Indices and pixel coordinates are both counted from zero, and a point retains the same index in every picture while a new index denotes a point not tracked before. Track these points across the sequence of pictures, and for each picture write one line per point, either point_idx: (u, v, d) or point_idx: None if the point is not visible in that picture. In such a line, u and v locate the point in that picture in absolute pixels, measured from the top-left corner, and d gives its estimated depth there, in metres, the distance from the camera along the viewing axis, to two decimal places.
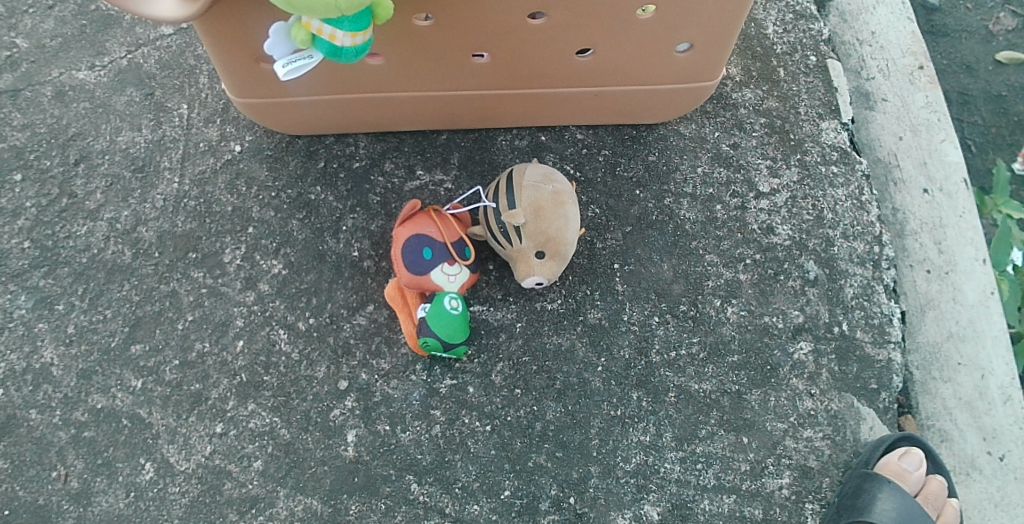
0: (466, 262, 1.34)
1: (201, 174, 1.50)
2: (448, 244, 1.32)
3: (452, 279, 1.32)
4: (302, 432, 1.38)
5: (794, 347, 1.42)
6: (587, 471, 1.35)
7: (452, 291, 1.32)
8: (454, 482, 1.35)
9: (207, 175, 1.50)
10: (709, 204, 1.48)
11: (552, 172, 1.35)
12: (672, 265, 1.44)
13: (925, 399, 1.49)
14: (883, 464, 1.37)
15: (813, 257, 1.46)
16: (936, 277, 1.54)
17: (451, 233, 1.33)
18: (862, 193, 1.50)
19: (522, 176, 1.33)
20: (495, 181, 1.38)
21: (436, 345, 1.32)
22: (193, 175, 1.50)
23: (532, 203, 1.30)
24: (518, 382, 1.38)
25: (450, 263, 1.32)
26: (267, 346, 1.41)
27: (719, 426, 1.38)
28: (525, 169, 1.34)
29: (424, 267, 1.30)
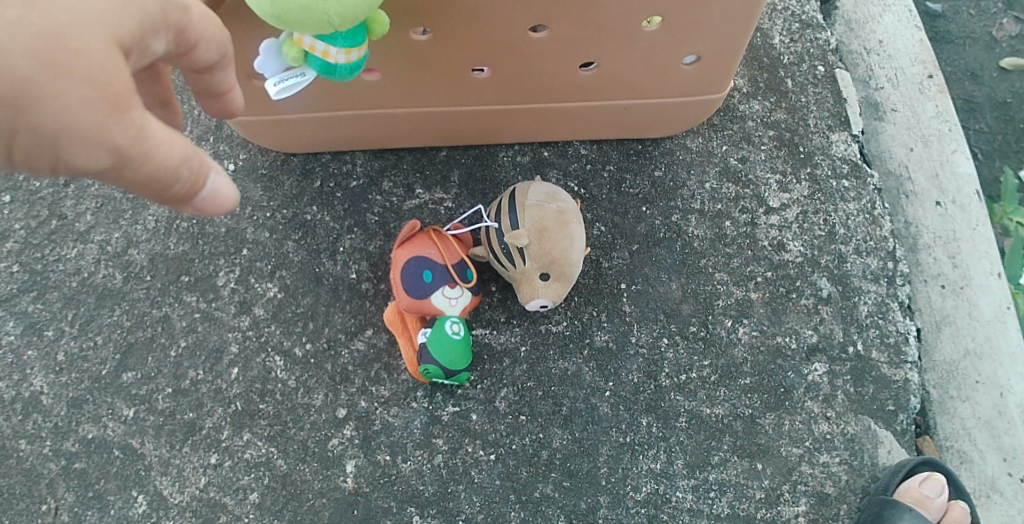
0: (468, 285, 1.29)
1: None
2: (449, 265, 1.27)
3: (453, 302, 1.27)
4: (299, 463, 1.33)
5: (807, 369, 1.38)
6: (596, 501, 1.31)
7: (454, 315, 1.27)
8: (457, 514, 1.30)
9: None
10: (718, 220, 1.42)
11: (556, 191, 1.31)
12: (681, 284, 1.39)
13: (943, 419, 1.45)
14: (903, 490, 1.33)
15: (825, 274, 1.41)
16: (951, 292, 1.50)
17: (454, 254, 1.28)
18: (874, 207, 1.45)
19: (525, 196, 1.28)
20: (496, 203, 1.34)
21: (437, 372, 1.27)
22: None
23: (536, 223, 1.26)
24: (523, 408, 1.33)
25: (451, 285, 1.27)
26: (263, 373, 1.36)
27: (731, 452, 1.34)
28: (528, 189, 1.30)
29: (424, 291, 1.25)
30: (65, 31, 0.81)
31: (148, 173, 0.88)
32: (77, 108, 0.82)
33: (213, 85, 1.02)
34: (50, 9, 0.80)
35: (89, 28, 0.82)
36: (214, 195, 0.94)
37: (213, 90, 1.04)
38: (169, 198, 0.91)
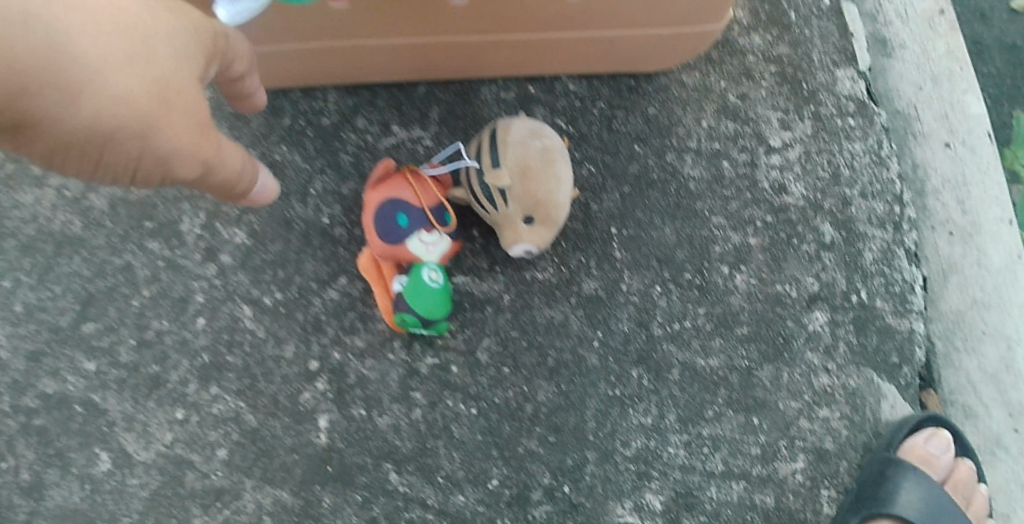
0: (447, 229, 1.19)
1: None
2: (425, 209, 1.17)
3: (431, 248, 1.17)
4: (270, 418, 1.25)
5: (808, 318, 1.30)
6: (583, 457, 1.25)
7: (432, 262, 1.18)
8: (437, 471, 1.24)
9: None
10: (715, 160, 1.34)
11: (541, 127, 1.21)
12: (675, 229, 1.31)
13: (947, 372, 1.38)
14: (908, 447, 1.27)
15: (828, 218, 1.33)
16: (960, 240, 1.41)
17: (432, 197, 1.18)
18: (881, 148, 1.36)
19: (507, 132, 1.19)
20: (477, 139, 1.23)
21: (415, 323, 1.19)
22: None
23: (519, 162, 1.17)
24: (506, 360, 1.26)
25: (428, 230, 1.17)
26: (231, 323, 1.28)
27: (726, 406, 1.27)
28: (510, 124, 1.20)
29: (398, 236, 1.16)
30: (172, 74, 0.93)
31: (226, 179, 1.03)
32: (182, 137, 0.95)
33: (240, 91, 1.14)
34: (154, 58, 0.91)
35: (189, 66, 0.95)
36: (265, 189, 1.12)
37: (239, 95, 1.15)
38: (232, 195, 1.07)
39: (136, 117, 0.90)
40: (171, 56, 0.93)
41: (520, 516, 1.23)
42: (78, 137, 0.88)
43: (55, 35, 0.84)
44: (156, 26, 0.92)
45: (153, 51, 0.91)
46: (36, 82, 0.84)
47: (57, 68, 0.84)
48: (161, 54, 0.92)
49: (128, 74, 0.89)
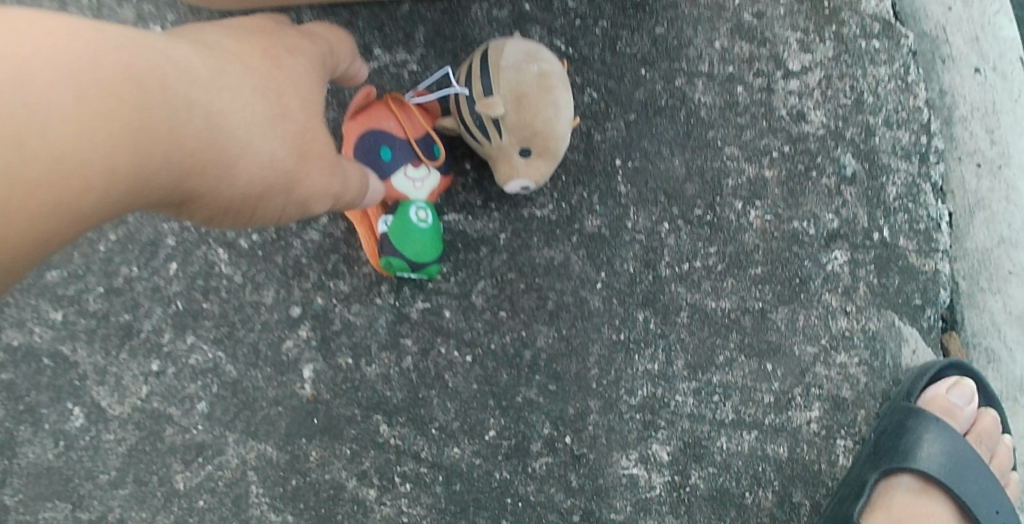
0: (436, 163, 1.10)
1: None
2: (411, 142, 1.08)
3: (418, 185, 1.09)
4: (251, 369, 1.17)
5: (827, 258, 1.21)
6: (585, 406, 1.17)
7: (420, 200, 1.09)
8: (430, 422, 1.16)
9: None
10: (728, 86, 1.23)
11: (538, 49, 1.09)
12: (685, 161, 1.21)
13: (971, 313, 1.29)
14: (929, 397, 1.19)
15: (850, 149, 1.23)
16: (988, 172, 1.31)
17: (418, 129, 1.08)
18: (908, 74, 1.25)
19: (500, 55, 1.07)
20: (467, 63, 1.12)
21: (402, 266, 1.11)
22: None
23: (512, 89, 1.05)
24: (503, 304, 1.18)
25: (415, 165, 1.08)
26: (205, 268, 1.18)
27: (738, 351, 1.19)
28: (503, 46, 1.09)
29: (381, 171, 1.07)
30: (283, 112, 0.86)
31: (353, 201, 0.99)
32: (318, 173, 0.91)
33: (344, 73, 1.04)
34: (275, 101, 0.85)
35: (294, 95, 0.88)
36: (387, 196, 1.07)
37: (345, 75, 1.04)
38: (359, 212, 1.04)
39: (286, 169, 0.86)
40: (272, 89, 0.86)
41: (520, 469, 1.16)
42: (251, 204, 0.86)
43: (191, 101, 0.77)
44: (247, 62, 0.85)
45: (258, 92, 0.84)
46: (219, 160, 0.80)
47: (223, 138, 0.80)
48: (263, 91, 0.84)
49: (254, 124, 0.82)
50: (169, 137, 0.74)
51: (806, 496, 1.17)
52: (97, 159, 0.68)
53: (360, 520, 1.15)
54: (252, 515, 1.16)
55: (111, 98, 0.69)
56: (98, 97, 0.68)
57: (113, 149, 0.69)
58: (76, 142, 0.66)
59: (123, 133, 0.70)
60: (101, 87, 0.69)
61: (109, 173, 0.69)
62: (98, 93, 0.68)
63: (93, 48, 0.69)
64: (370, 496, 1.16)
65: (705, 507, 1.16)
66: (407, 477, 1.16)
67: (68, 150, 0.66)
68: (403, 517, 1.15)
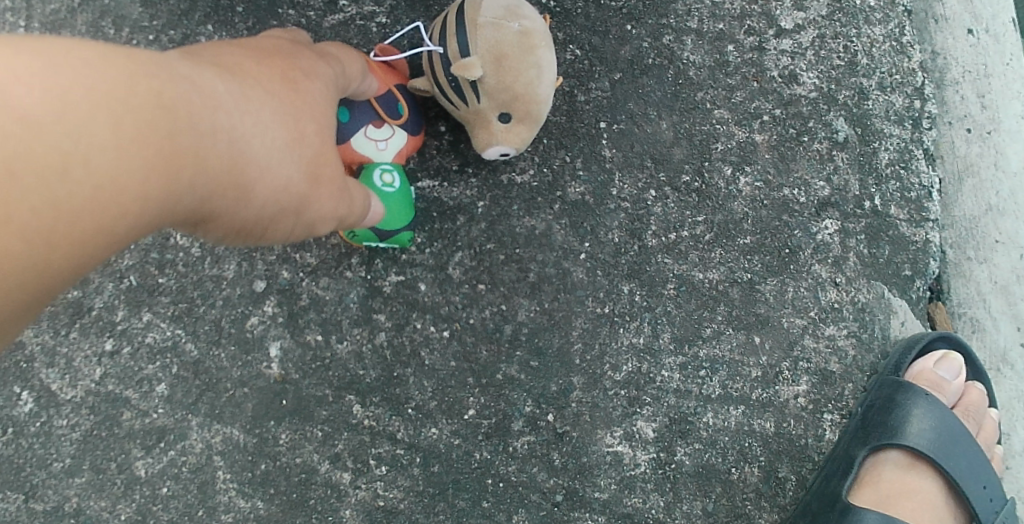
0: (401, 121, 1.02)
1: (56, 15, 1.16)
2: (372, 102, 0.99)
3: (383, 146, 1.01)
4: (213, 347, 1.10)
5: (818, 227, 1.16)
6: (569, 382, 1.11)
7: (386, 162, 1.01)
8: (406, 402, 1.10)
9: (64, 15, 1.15)
10: (717, 45, 1.17)
11: (518, 4, 0.99)
12: (672, 124, 1.16)
13: (957, 283, 1.25)
14: (916, 371, 1.17)
15: (843, 113, 1.18)
16: (977, 138, 1.26)
17: (380, 86, 0.99)
18: (901, 34, 1.20)
19: (477, 11, 0.97)
20: (442, 16, 1.02)
21: (369, 235, 1.05)
22: (46, 19, 1.15)
23: (491, 50, 0.96)
24: (482, 276, 1.11)
25: (377, 125, 1.00)
26: (160, 240, 1.10)
27: (726, 324, 1.14)
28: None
29: (342, 133, 0.98)
30: (300, 133, 0.80)
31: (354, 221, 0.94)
32: (330, 195, 0.85)
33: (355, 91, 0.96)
34: (298, 123, 0.80)
35: (312, 115, 0.82)
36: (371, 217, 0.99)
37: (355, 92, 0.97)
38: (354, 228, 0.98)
39: (298, 193, 0.81)
40: (290, 109, 0.79)
41: (501, 448, 1.10)
42: (258, 222, 0.80)
43: (207, 126, 0.70)
44: (264, 82, 0.78)
45: (275, 113, 0.77)
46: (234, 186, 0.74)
47: (238, 161, 0.73)
48: (281, 112, 0.78)
49: (268, 147, 0.76)
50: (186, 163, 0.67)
51: (792, 471, 1.13)
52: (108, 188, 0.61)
53: (332, 506, 1.09)
54: (220, 502, 1.09)
55: (124, 122, 0.62)
56: (113, 123, 0.62)
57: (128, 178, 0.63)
58: (88, 173, 0.60)
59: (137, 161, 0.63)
60: (115, 112, 0.62)
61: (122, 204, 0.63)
62: (111, 120, 0.61)
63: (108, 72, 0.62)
64: (344, 481, 1.09)
65: (691, 484, 1.11)
66: (382, 460, 1.09)
67: (81, 180, 0.60)
68: (379, 501, 1.09)
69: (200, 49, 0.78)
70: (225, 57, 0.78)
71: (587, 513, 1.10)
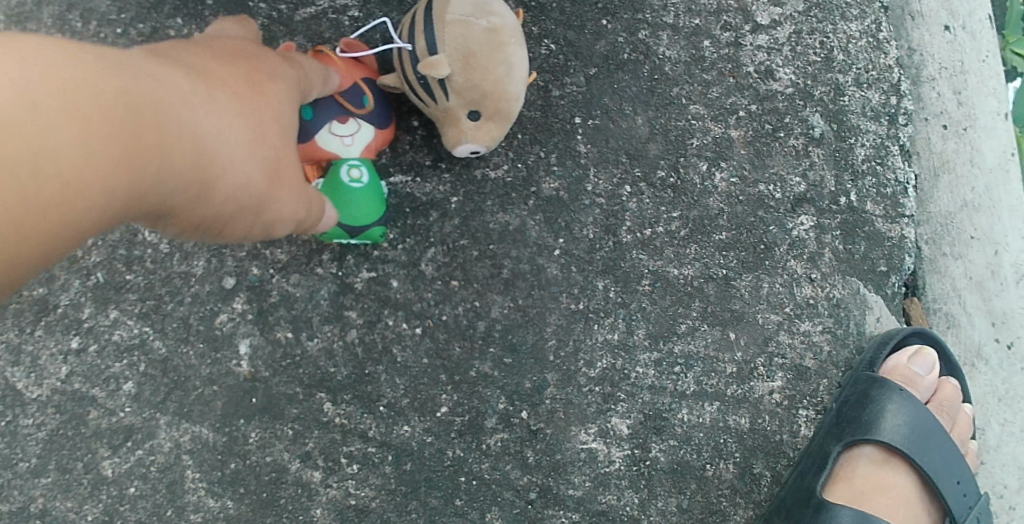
0: (366, 115, 1.00)
1: (20, 5, 1.13)
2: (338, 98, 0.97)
3: (349, 141, 0.99)
4: (181, 345, 1.08)
5: (793, 223, 1.15)
6: (543, 379, 1.10)
7: (353, 158, 0.99)
8: (378, 400, 1.08)
9: (28, 6, 1.13)
10: (694, 40, 1.16)
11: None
12: (648, 119, 1.15)
13: (932, 279, 1.25)
14: (891, 367, 1.17)
15: (819, 109, 1.17)
16: (954, 134, 1.26)
17: (344, 81, 0.98)
18: (878, 30, 1.19)
19: (445, 8, 0.95)
20: (413, 13, 1.01)
21: (339, 233, 1.03)
22: (9, 9, 1.13)
23: (458, 47, 0.94)
24: (455, 272, 1.10)
25: (342, 120, 0.98)
26: (128, 235, 1.08)
27: (701, 320, 1.13)
28: None
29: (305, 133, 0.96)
30: (264, 135, 0.79)
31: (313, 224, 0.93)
32: (291, 198, 0.85)
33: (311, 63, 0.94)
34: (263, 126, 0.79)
35: (275, 117, 0.81)
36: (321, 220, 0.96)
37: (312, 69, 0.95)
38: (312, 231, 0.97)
39: (260, 194, 0.80)
40: (254, 112, 0.78)
41: (474, 446, 1.09)
42: (218, 221, 0.79)
43: (168, 124, 0.69)
44: (229, 84, 0.77)
45: (239, 114, 0.76)
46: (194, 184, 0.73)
47: (199, 159, 0.72)
48: (246, 114, 0.77)
49: (230, 147, 0.75)
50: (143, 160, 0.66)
51: (767, 467, 1.12)
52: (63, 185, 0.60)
53: (303, 505, 1.07)
54: (189, 502, 1.07)
55: (83, 118, 0.61)
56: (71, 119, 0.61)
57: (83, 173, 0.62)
58: (44, 169, 0.59)
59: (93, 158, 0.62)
60: (75, 108, 0.61)
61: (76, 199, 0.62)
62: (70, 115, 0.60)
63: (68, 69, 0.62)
64: (315, 479, 1.07)
65: (665, 480, 1.11)
66: (354, 458, 1.08)
67: (38, 172, 0.58)
68: (350, 500, 1.08)
69: (166, 48, 0.77)
70: (190, 58, 0.77)
71: (561, 510, 1.09)
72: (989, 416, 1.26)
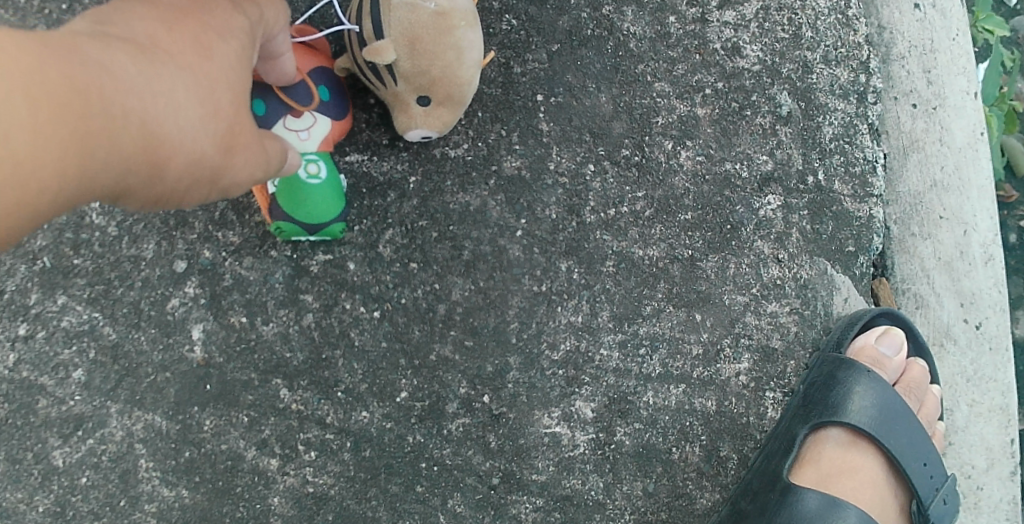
0: (323, 106, 0.97)
1: None
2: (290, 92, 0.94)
3: (306, 136, 0.96)
4: (132, 331, 1.04)
5: (760, 202, 1.14)
6: (505, 363, 1.08)
7: (311, 152, 0.97)
8: (335, 385, 1.06)
9: None
10: (659, 16, 1.14)
11: None
12: (612, 97, 1.12)
13: (901, 259, 1.23)
14: (857, 348, 1.17)
15: (786, 87, 1.15)
16: (923, 113, 1.25)
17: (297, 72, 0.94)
18: (847, 7, 1.18)
19: None
20: None
21: (296, 231, 1.01)
22: None
23: (403, 33, 0.90)
24: (414, 254, 1.08)
25: (297, 115, 0.95)
26: (75, 219, 1.04)
27: (667, 302, 1.11)
28: None
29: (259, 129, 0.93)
30: (212, 97, 0.71)
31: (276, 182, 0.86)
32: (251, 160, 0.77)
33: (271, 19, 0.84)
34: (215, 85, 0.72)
35: (225, 77, 0.73)
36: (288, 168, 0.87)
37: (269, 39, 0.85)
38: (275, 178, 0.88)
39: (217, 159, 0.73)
40: (198, 73, 0.71)
41: (435, 431, 1.07)
42: (172, 197, 0.72)
43: (97, 94, 0.62)
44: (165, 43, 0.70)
45: (179, 76, 0.69)
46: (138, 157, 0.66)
47: (140, 128, 0.65)
48: (189, 75, 0.70)
49: (173, 113, 0.68)
50: (74, 135, 0.60)
51: (734, 449, 1.11)
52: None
53: (260, 493, 1.05)
54: (143, 492, 1.04)
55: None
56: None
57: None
58: None
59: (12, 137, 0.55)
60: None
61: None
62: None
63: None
64: (272, 467, 1.05)
65: (631, 464, 1.09)
66: (311, 445, 1.05)
67: None
68: (308, 487, 1.05)
69: (97, 10, 0.70)
70: (122, 17, 0.69)
71: (524, 496, 1.07)
72: (957, 397, 1.25)
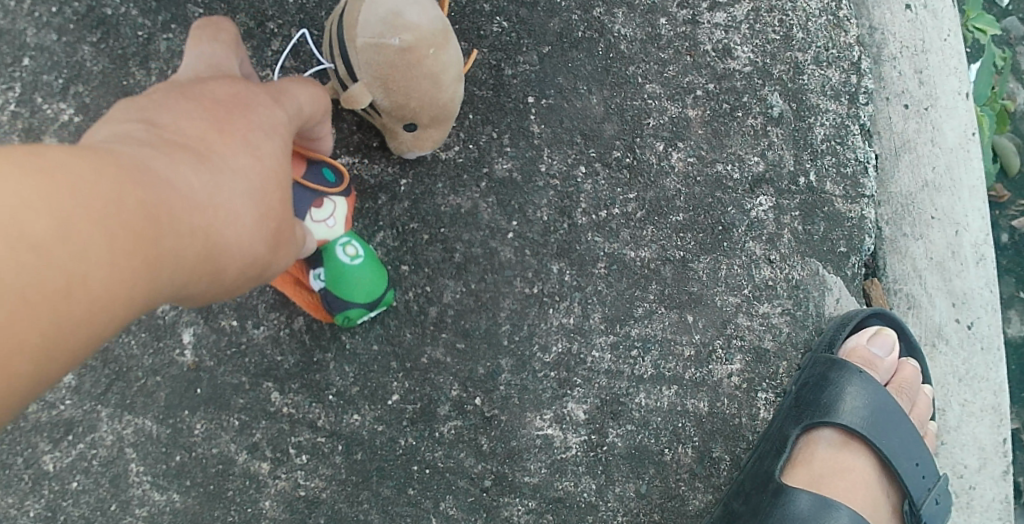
0: (338, 189, 0.95)
1: None
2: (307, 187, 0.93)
3: (331, 222, 0.95)
4: (121, 335, 1.04)
5: (752, 203, 1.14)
6: (496, 365, 1.08)
7: (341, 234, 0.96)
8: (327, 388, 1.06)
9: None
10: (650, 17, 1.14)
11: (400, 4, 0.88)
12: (603, 98, 1.12)
13: (893, 259, 1.24)
14: (849, 349, 1.17)
15: (777, 88, 1.15)
16: (914, 114, 1.25)
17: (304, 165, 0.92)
18: (839, 8, 1.17)
19: (354, 29, 0.89)
20: (334, 19, 0.95)
21: (360, 311, 0.99)
22: None
23: (373, 75, 0.90)
24: (405, 257, 1.07)
25: (319, 205, 0.94)
26: None
27: (659, 303, 1.11)
28: (360, 5, 0.89)
29: None
30: (264, 194, 0.68)
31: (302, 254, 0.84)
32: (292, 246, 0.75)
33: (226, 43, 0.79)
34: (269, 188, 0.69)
35: (276, 176, 0.70)
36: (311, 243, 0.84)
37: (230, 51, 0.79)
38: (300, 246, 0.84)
39: (269, 258, 0.70)
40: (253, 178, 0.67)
41: (427, 434, 1.07)
42: (224, 295, 0.69)
43: (162, 222, 0.58)
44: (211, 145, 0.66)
45: (237, 186, 0.65)
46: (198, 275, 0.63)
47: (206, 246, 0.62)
48: (239, 173, 0.66)
49: (228, 221, 0.64)
50: (147, 276, 0.57)
51: (726, 451, 1.11)
52: (41, 333, 0.52)
53: (252, 497, 1.04)
54: (134, 496, 1.03)
55: (58, 250, 0.52)
56: (43, 255, 0.51)
57: (68, 313, 0.53)
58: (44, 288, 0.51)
59: (80, 290, 0.53)
60: (46, 242, 0.51)
61: (68, 339, 0.53)
62: (36, 252, 0.51)
63: (30, 189, 0.51)
64: (263, 471, 1.05)
65: (623, 466, 1.09)
66: (303, 449, 1.05)
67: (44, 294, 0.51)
68: (300, 491, 1.05)
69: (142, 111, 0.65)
70: (162, 119, 0.65)
71: (516, 498, 1.07)
72: (950, 397, 1.26)
